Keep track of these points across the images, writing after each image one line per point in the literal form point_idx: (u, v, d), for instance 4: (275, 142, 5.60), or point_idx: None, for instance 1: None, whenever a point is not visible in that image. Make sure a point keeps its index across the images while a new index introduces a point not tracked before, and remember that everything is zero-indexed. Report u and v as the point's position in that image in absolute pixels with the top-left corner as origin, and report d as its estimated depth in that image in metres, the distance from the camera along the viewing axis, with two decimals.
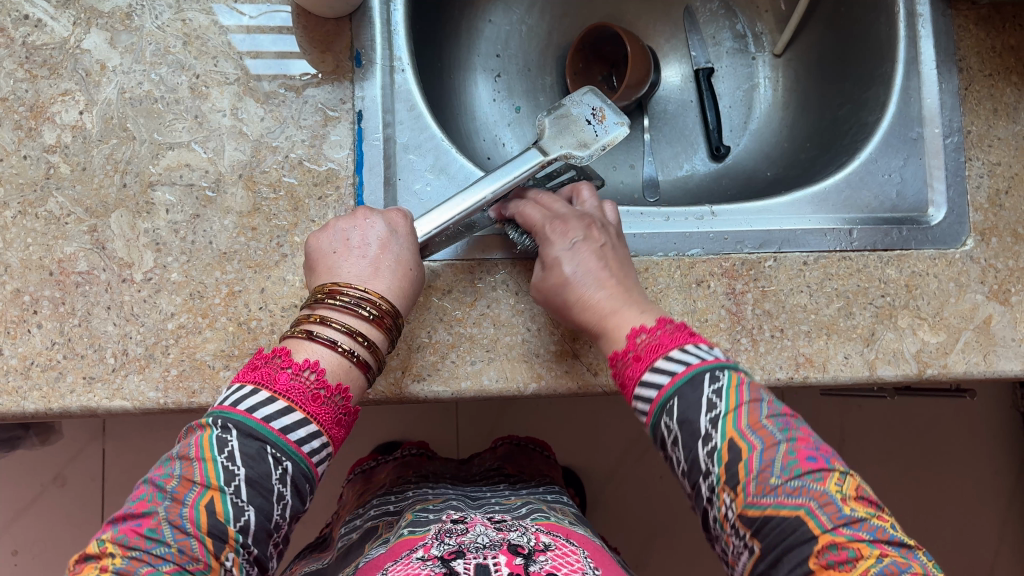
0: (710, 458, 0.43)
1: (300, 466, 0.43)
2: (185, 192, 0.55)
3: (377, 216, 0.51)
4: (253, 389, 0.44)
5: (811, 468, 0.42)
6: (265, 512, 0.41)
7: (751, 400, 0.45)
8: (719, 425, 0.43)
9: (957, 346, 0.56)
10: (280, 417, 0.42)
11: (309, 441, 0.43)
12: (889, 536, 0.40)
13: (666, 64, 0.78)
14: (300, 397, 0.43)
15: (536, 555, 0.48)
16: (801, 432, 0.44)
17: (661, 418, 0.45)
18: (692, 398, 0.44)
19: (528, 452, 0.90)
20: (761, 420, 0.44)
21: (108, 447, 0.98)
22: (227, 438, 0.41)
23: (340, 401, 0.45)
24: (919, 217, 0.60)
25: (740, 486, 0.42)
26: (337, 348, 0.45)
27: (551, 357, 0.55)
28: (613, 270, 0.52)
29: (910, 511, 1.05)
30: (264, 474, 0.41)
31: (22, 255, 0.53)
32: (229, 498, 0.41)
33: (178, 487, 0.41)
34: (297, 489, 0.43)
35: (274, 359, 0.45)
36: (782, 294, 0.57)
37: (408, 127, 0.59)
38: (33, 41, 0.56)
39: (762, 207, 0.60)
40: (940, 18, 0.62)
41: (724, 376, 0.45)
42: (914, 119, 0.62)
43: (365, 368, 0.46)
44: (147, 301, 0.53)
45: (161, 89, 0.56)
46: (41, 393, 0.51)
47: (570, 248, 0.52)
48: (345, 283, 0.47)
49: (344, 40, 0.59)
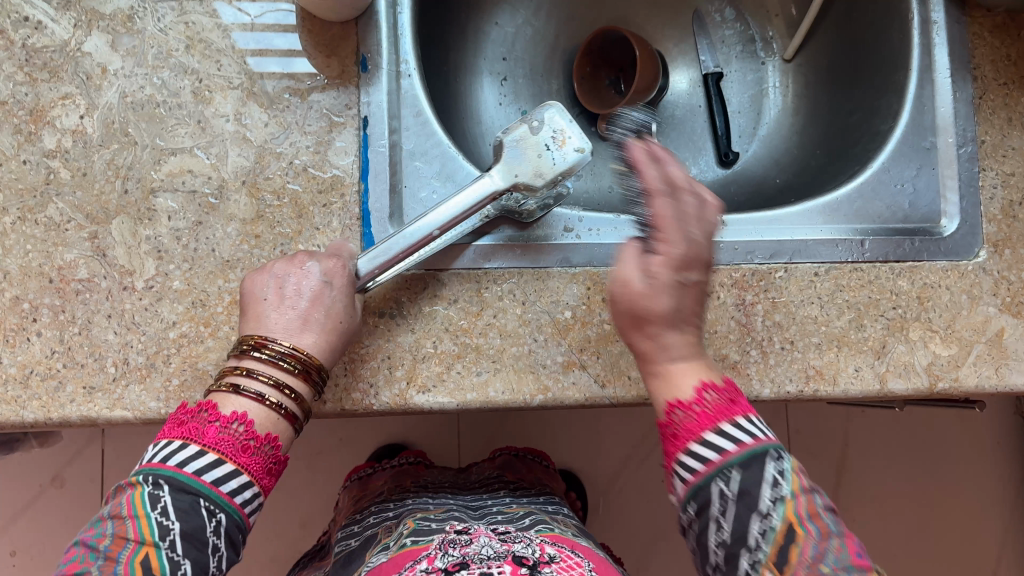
0: (763, 536, 0.42)
1: (233, 517, 0.44)
2: (188, 199, 0.54)
3: (315, 262, 0.50)
4: (181, 443, 0.44)
5: (857, 565, 0.42)
6: (201, 564, 0.42)
7: (807, 489, 0.44)
8: (781, 507, 0.42)
9: (969, 359, 0.56)
10: (211, 470, 0.43)
11: (241, 492, 0.44)
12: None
13: (675, 68, 0.77)
14: (230, 448, 0.44)
15: (541, 567, 0.48)
16: (848, 528, 0.44)
17: (716, 481, 0.43)
18: (756, 472, 0.43)
19: (529, 463, 0.89)
20: (817, 509, 0.43)
21: (107, 447, 0.97)
22: (158, 494, 0.42)
23: (270, 450, 0.46)
24: (931, 228, 0.59)
25: (790, 568, 0.41)
26: (265, 401, 0.45)
27: (559, 368, 0.55)
28: (695, 304, 0.48)
29: (912, 518, 1.04)
30: (198, 527, 0.42)
31: (21, 262, 0.52)
32: (165, 553, 0.42)
33: (110, 546, 0.42)
34: (230, 539, 0.44)
35: (201, 413, 0.45)
36: (793, 305, 0.56)
37: (414, 132, 0.58)
38: (33, 43, 0.55)
39: (775, 216, 0.59)
40: (955, 25, 0.61)
41: (785, 459, 0.44)
42: (928, 129, 0.61)
43: (292, 419, 0.47)
44: (149, 309, 0.52)
45: (163, 93, 0.55)
46: (40, 403, 0.51)
47: (682, 277, 0.47)
48: (270, 335, 0.47)
49: (350, 44, 0.57)
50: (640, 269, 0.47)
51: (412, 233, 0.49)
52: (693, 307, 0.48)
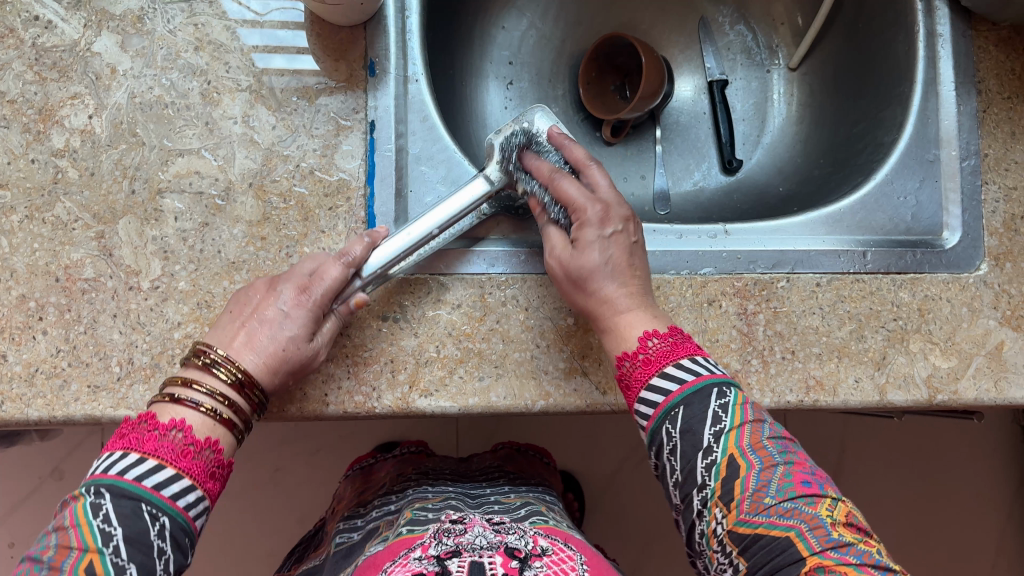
0: (708, 471, 0.44)
1: (177, 521, 0.43)
2: (195, 200, 0.54)
3: (283, 287, 0.50)
4: (122, 454, 0.44)
5: (804, 492, 0.42)
6: (147, 568, 0.41)
7: (754, 420, 0.45)
8: (721, 440, 0.44)
9: (968, 371, 0.56)
10: (151, 475, 0.42)
11: (184, 495, 0.43)
12: (874, 561, 0.40)
13: (680, 76, 0.77)
14: (169, 453, 0.43)
15: (531, 560, 0.48)
16: (799, 456, 0.45)
17: (664, 424, 0.46)
18: (698, 410, 0.45)
19: (530, 458, 0.89)
20: (762, 441, 0.44)
21: (107, 441, 0.97)
22: (100, 502, 0.41)
23: (212, 454, 0.45)
24: (934, 240, 0.60)
25: (734, 502, 0.42)
26: (200, 407, 0.45)
27: (560, 374, 0.55)
28: (637, 268, 0.51)
29: (906, 525, 1.05)
30: (141, 531, 0.41)
31: (28, 261, 0.53)
32: (109, 558, 0.40)
33: (55, 555, 0.41)
34: (177, 542, 0.43)
35: (140, 424, 0.45)
36: (794, 315, 0.57)
37: (421, 138, 0.59)
38: (43, 42, 0.55)
39: (776, 226, 0.60)
40: (960, 39, 0.62)
41: (731, 394, 0.46)
42: (931, 141, 0.61)
43: (232, 425, 0.47)
44: (154, 309, 0.53)
45: (172, 94, 0.56)
46: (45, 401, 0.51)
47: (602, 237, 0.50)
48: (214, 346, 0.48)
49: (358, 48, 0.58)
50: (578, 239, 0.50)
51: (411, 234, 0.52)
52: (626, 261, 0.51)
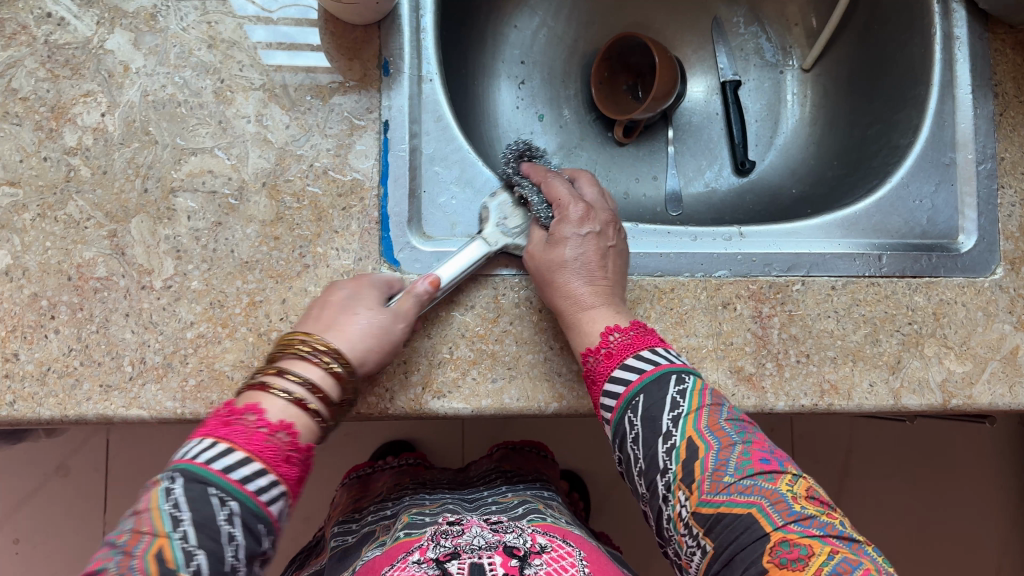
0: (668, 455, 0.44)
1: (248, 506, 0.42)
2: (208, 199, 0.54)
3: (348, 284, 0.51)
4: (200, 439, 0.44)
5: (762, 469, 0.43)
6: (216, 555, 0.40)
7: (712, 404, 0.46)
8: (680, 423, 0.44)
9: (983, 376, 0.56)
10: (221, 458, 0.42)
11: (255, 479, 0.42)
12: (839, 532, 0.41)
13: (692, 77, 0.77)
14: (242, 437, 0.43)
15: (532, 559, 0.48)
16: (757, 437, 0.45)
17: (626, 414, 0.46)
18: (656, 397, 0.46)
19: (525, 454, 0.89)
20: (719, 423, 0.45)
21: (112, 439, 0.96)
22: (172, 487, 0.41)
23: (285, 439, 0.45)
24: (949, 243, 0.59)
25: (695, 483, 0.42)
26: (290, 394, 0.46)
27: (574, 377, 0.55)
28: (608, 271, 0.53)
29: (913, 527, 1.04)
30: (209, 516, 0.40)
31: (40, 259, 0.52)
32: (178, 544, 0.40)
33: (128, 541, 0.40)
34: (248, 529, 0.42)
35: (223, 411, 0.46)
36: (809, 318, 0.56)
37: (434, 138, 0.58)
38: (56, 40, 0.55)
39: (791, 230, 0.60)
40: (977, 41, 0.61)
41: (689, 380, 0.47)
42: (948, 144, 0.61)
43: (316, 416, 0.47)
44: (167, 309, 0.53)
45: (185, 93, 0.55)
46: (57, 400, 0.51)
47: (577, 236, 0.54)
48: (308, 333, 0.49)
49: (372, 47, 0.57)
50: (556, 235, 0.54)
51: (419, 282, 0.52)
52: (598, 261, 0.53)
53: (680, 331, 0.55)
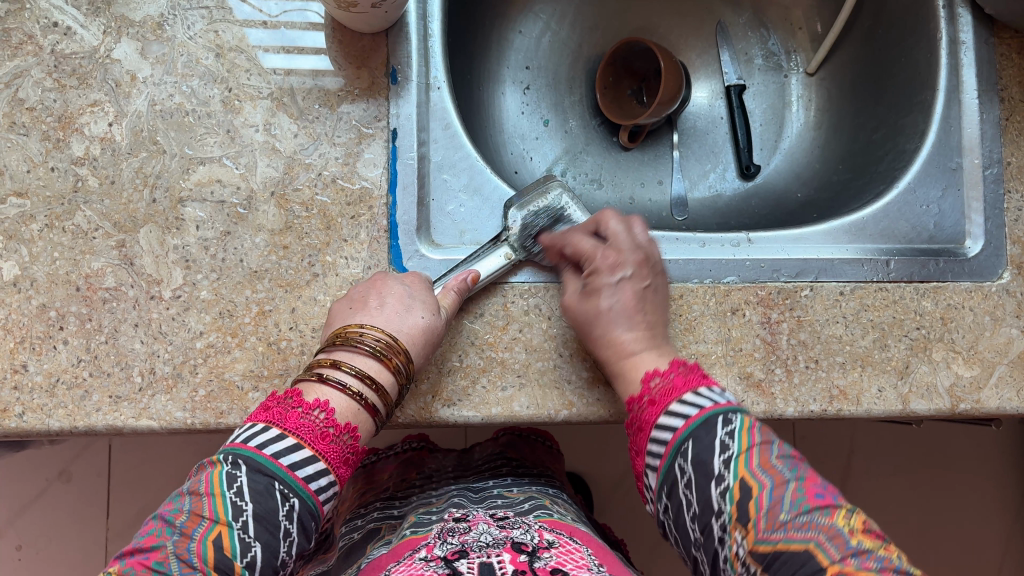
0: (722, 497, 0.42)
1: (307, 504, 0.43)
2: (216, 209, 0.54)
3: (395, 280, 0.52)
4: (264, 426, 0.45)
5: (818, 505, 0.41)
6: (271, 549, 0.42)
7: (761, 442, 0.44)
8: (732, 465, 0.43)
9: (990, 380, 0.56)
10: (289, 454, 0.43)
11: (318, 479, 0.44)
12: (896, 566, 0.39)
13: (696, 82, 0.77)
14: (309, 434, 0.44)
15: (541, 552, 0.48)
16: (810, 473, 0.44)
17: (676, 460, 0.45)
18: (705, 441, 0.44)
19: (531, 442, 0.87)
20: (771, 461, 0.44)
21: (114, 445, 0.95)
22: (236, 474, 0.42)
23: (349, 440, 0.46)
24: (956, 248, 0.59)
25: (751, 523, 0.41)
26: (347, 390, 0.46)
27: (583, 384, 0.54)
28: (648, 315, 0.53)
29: (914, 527, 1.05)
30: (271, 510, 0.42)
31: (48, 270, 0.52)
32: (237, 534, 0.41)
33: (187, 522, 0.41)
34: (303, 527, 0.43)
35: (285, 399, 0.46)
36: (818, 324, 0.56)
37: (442, 146, 0.58)
38: (62, 49, 0.55)
39: (798, 235, 0.60)
40: (983, 46, 0.61)
41: (736, 419, 0.45)
42: (954, 149, 0.61)
43: (374, 411, 0.47)
44: (176, 319, 0.52)
45: (192, 102, 0.55)
46: (66, 411, 0.51)
47: (613, 283, 0.53)
48: (365, 325, 0.48)
49: (380, 55, 0.57)
50: (593, 284, 0.54)
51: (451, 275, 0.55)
52: (636, 306, 0.52)
53: (689, 338, 0.55)
